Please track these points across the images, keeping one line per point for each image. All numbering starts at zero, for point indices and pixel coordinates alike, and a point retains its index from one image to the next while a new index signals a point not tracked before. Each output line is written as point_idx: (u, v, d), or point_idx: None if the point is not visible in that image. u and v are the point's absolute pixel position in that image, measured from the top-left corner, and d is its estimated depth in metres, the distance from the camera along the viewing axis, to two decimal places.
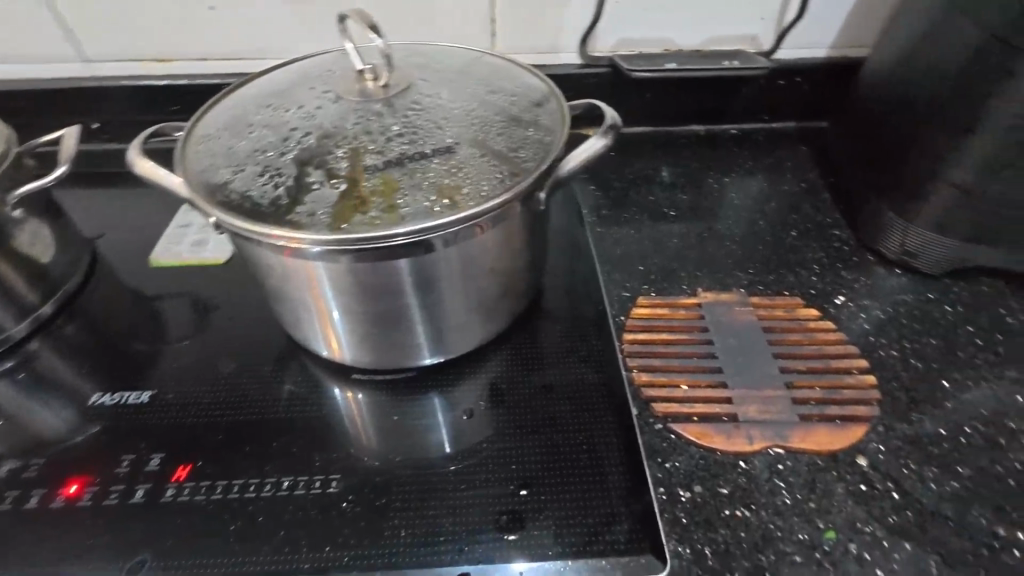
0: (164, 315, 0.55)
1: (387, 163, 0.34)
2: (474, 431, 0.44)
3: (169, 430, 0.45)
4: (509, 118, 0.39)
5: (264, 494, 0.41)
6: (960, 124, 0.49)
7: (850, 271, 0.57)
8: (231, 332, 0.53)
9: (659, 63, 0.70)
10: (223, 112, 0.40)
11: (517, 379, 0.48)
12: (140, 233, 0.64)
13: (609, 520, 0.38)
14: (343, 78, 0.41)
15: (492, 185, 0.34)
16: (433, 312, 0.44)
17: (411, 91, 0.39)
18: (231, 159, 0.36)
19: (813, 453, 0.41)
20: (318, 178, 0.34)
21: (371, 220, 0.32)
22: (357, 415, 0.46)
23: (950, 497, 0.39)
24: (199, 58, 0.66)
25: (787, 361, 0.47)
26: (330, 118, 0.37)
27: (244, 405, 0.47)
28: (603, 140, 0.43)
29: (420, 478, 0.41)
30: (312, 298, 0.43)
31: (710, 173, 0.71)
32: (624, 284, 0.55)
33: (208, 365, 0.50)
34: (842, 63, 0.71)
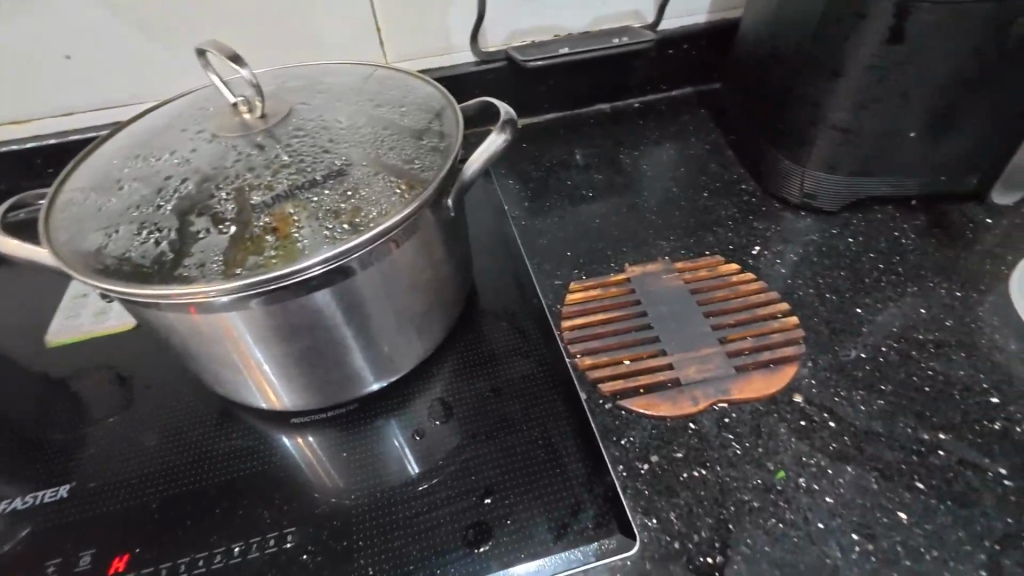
0: (73, 397, 0.50)
1: (277, 198, 0.32)
2: (428, 450, 0.43)
3: (97, 522, 0.41)
4: (401, 130, 0.38)
5: (214, 567, 0.38)
6: (829, 68, 0.53)
7: (761, 221, 0.60)
8: (154, 401, 0.49)
9: (553, 49, 0.70)
10: (89, 172, 0.37)
11: (464, 388, 0.47)
12: (30, 313, 0.58)
13: (574, 509, 0.39)
14: (216, 114, 0.38)
15: (393, 200, 0.33)
16: (365, 340, 0.43)
17: (293, 118, 0.37)
18: (103, 222, 0.33)
19: (754, 400, 0.43)
20: (203, 226, 0.32)
21: (268, 261, 0.30)
22: (310, 458, 0.44)
23: (878, 414, 0.42)
24: (63, 113, 0.61)
25: (718, 318, 0.49)
26: (208, 159, 0.35)
27: (177, 477, 0.43)
28: (502, 136, 0.42)
29: (380, 511, 0.40)
30: (232, 352, 0.40)
31: (620, 149, 0.73)
32: (555, 273, 0.55)
33: (131, 442, 0.46)
34: (721, 26, 0.75)
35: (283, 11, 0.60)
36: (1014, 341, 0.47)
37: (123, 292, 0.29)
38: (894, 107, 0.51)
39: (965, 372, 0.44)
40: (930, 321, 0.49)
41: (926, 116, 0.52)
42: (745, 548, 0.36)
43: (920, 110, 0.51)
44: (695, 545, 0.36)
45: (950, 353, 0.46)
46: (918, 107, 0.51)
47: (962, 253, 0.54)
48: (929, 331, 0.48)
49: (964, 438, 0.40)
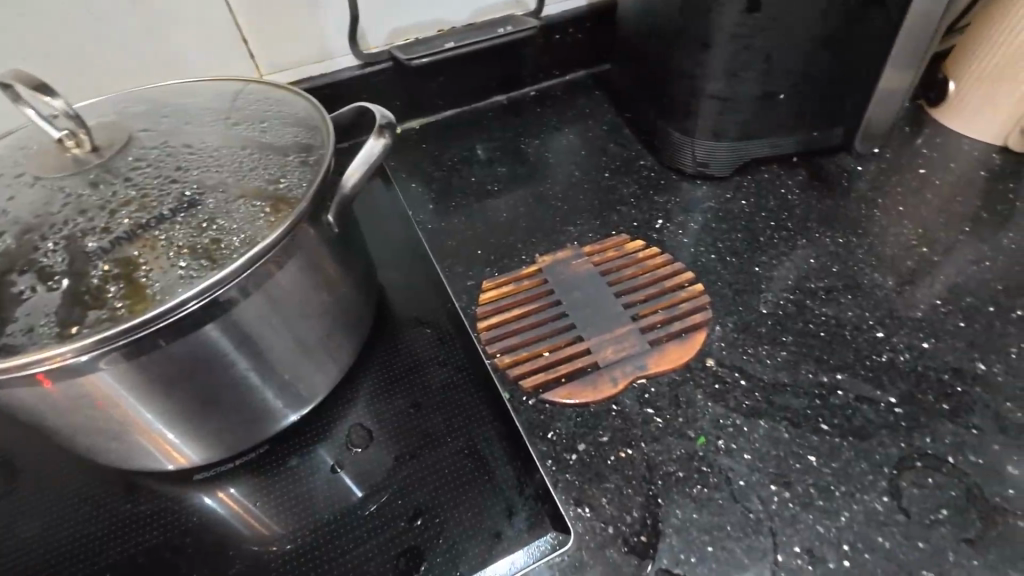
0: None
1: (118, 241, 0.29)
2: (351, 481, 0.41)
3: None
4: (264, 148, 0.36)
5: None
6: (699, 41, 0.54)
7: (661, 194, 0.62)
8: (32, 484, 0.43)
9: (437, 45, 0.68)
10: None
11: (382, 407, 0.45)
12: None
13: (508, 514, 0.38)
14: (40, 153, 0.34)
15: (257, 226, 0.31)
16: (263, 378, 0.39)
17: (132, 147, 0.33)
18: None
19: (670, 371, 0.44)
20: (30, 284, 0.28)
21: (114, 313, 0.27)
22: (233, 508, 0.41)
23: (782, 365, 0.44)
24: None
25: (629, 296, 0.49)
26: (29, 207, 0.30)
27: (68, 564, 0.39)
28: (381, 141, 0.40)
29: (304, 558, 0.37)
30: (111, 416, 0.36)
31: (521, 138, 0.72)
32: (467, 273, 0.54)
33: (8, 535, 0.40)
34: (603, 7, 0.76)
35: (127, 28, 0.54)
36: (892, 277, 0.50)
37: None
38: (762, 71, 0.54)
39: (854, 313, 0.48)
40: (820, 269, 0.52)
41: (791, 78, 0.55)
42: (675, 519, 0.36)
43: (784, 73, 0.54)
44: (629, 526, 0.36)
45: (840, 297, 0.49)
46: (782, 70, 0.54)
47: (840, 201, 0.58)
48: (820, 279, 0.51)
49: (858, 375, 0.43)
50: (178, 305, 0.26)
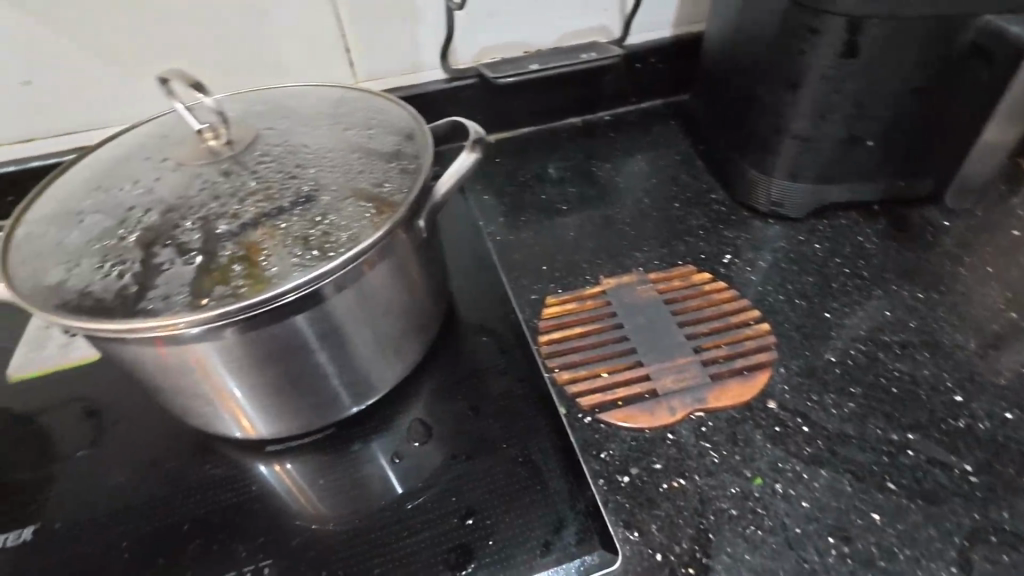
0: (39, 433, 0.48)
1: (244, 226, 0.32)
2: (408, 472, 0.43)
3: (68, 566, 0.40)
4: (369, 153, 0.39)
5: None
6: (787, 81, 0.54)
7: (731, 229, 0.61)
8: (124, 435, 0.47)
9: (523, 65, 0.71)
10: (49, 205, 0.36)
11: (443, 407, 0.47)
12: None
13: (557, 526, 0.38)
14: (181, 142, 0.38)
15: (362, 225, 0.33)
16: (340, 365, 0.42)
17: (259, 143, 0.37)
18: (61, 257, 0.32)
19: (730, 407, 0.44)
20: (169, 256, 0.31)
21: (235, 290, 0.30)
22: (292, 482, 0.43)
23: (849, 417, 0.43)
24: (22, 140, 0.60)
25: (693, 327, 0.49)
26: (171, 189, 0.34)
27: (151, 513, 0.42)
28: (472, 155, 0.43)
29: (359, 539, 0.39)
30: (205, 383, 0.39)
31: (593, 161, 0.74)
32: (532, 287, 0.56)
33: (101, 480, 0.44)
34: (687, 39, 0.77)
35: (248, 33, 0.60)
36: (974, 340, 0.48)
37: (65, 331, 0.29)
38: (850, 116, 0.53)
39: (930, 372, 0.46)
40: (896, 323, 0.50)
41: (881, 125, 0.54)
42: (725, 557, 0.36)
43: (874, 119, 0.53)
44: (677, 556, 0.36)
45: (915, 353, 0.47)
46: (872, 116, 0.53)
47: (922, 255, 0.56)
48: (895, 333, 0.49)
49: (930, 436, 0.42)
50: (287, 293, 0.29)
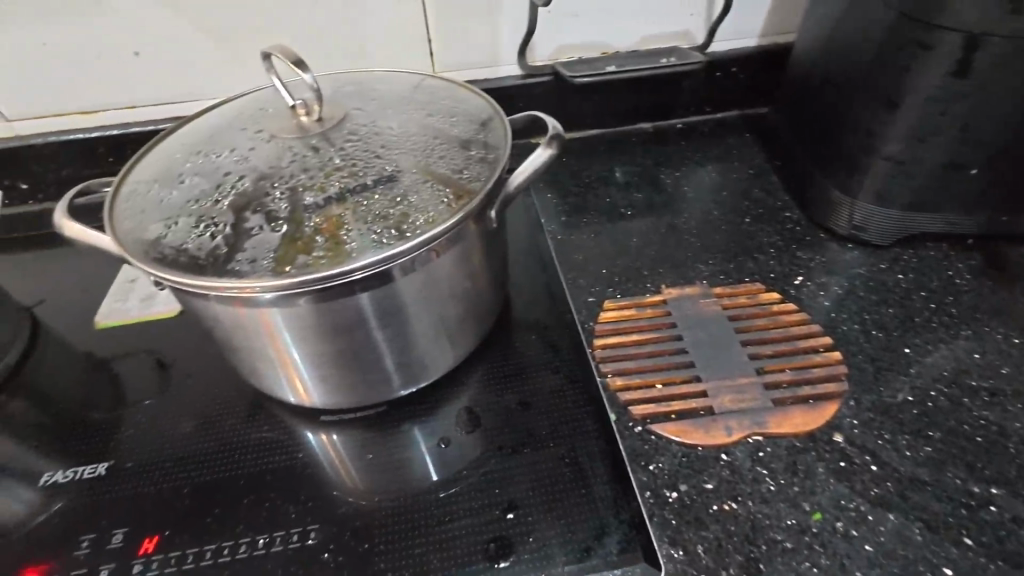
0: (116, 377, 0.51)
1: (328, 200, 0.33)
2: (453, 459, 0.43)
3: (130, 503, 0.41)
4: (450, 140, 0.39)
5: (239, 556, 0.37)
6: (886, 98, 0.51)
7: (805, 250, 0.58)
8: (191, 387, 0.50)
9: (600, 66, 0.70)
10: (153, 165, 0.39)
11: (492, 399, 0.47)
12: (84, 291, 0.60)
13: (600, 533, 0.38)
14: (275, 116, 0.40)
15: (439, 209, 0.34)
16: (399, 345, 0.43)
17: (347, 123, 0.39)
18: (162, 214, 0.35)
19: (791, 435, 0.42)
20: (258, 222, 0.33)
21: (315, 260, 0.31)
22: (335, 452, 0.44)
23: (924, 462, 0.40)
24: (126, 105, 0.65)
25: (757, 347, 0.47)
26: (264, 159, 0.36)
27: (211, 464, 0.43)
28: (548, 150, 0.43)
29: (402, 517, 0.39)
30: (271, 348, 0.41)
31: (661, 169, 0.72)
32: (589, 289, 0.55)
33: (168, 427, 0.47)
34: (773, 50, 0.74)
35: (339, 18, 0.62)
36: None
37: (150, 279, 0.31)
38: (954, 140, 0.50)
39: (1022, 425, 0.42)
40: (985, 367, 0.46)
41: (988, 152, 0.50)
42: None
43: (981, 145, 0.49)
44: None
45: (1006, 403, 0.43)
46: (979, 142, 0.49)
47: (1021, 298, 0.52)
48: (983, 378, 0.45)
49: (1018, 494, 0.38)
50: (359, 270, 0.29)
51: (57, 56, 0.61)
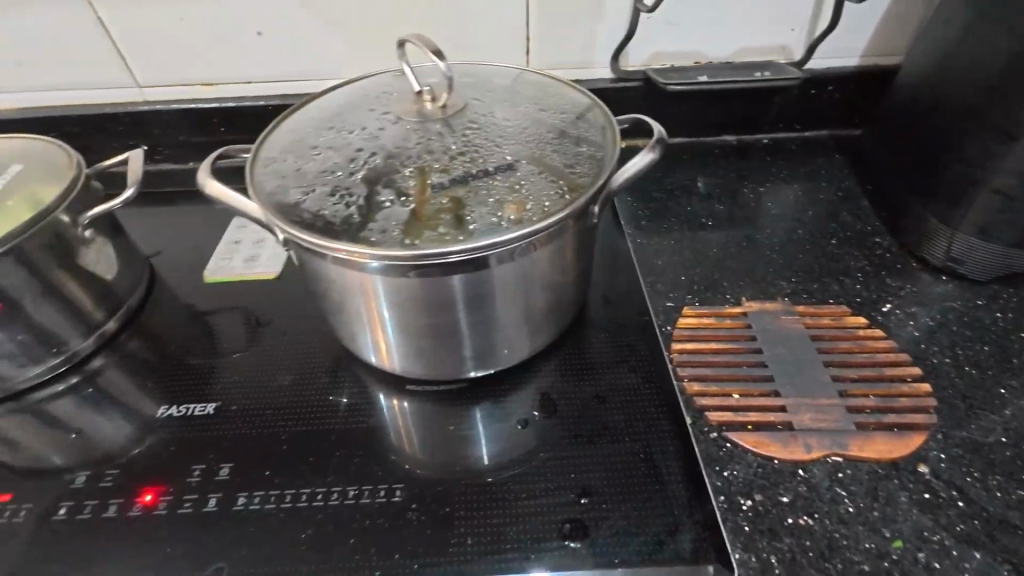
0: (221, 327, 0.56)
1: (452, 181, 0.36)
2: (530, 440, 0.45)
3: (235, 441, 0.44)
4: (564, 137, 0.41)
5: (331, 502, 0.40)
6: (1002, 129, 0.49)
7: (895, 278, 0.57)
8: (287, 345, 0.53)
9: (692, 75, 0.70)
10: (289, 135, 0.42)
11: (569, 389, 0.48)
12: (194, 248, 0.65)
13: (673, 529, 0.39)
14: (400, 100, 0.42)
15: (554, 199, 0.36)
16: (489, 326, 0.45)
17: (467, 111, 0.41)
18: (300, 181, 0.38)
19: (872, 461, 0.41)
20: (389, 197, 0.36)
21: (440, 236, 0.33)
22: (398, 418, 0.47)
23: (1016, 505, 0.39)
24: (242, 80, 0.70)
25: (840, 370, 0.47)
26: (393, 139, 0.38)
27: (306, 416, 0.47)
28: (652, 153, 0.44)
29: (480, 488, 0.41)
30: (364, 306, 0.44)
31: (745, 182, 0.72)
32: (668, 294, 0.55)
33: (267, 378, 0.50)
34: (874, 71, 0.72)
35: (446, 11, 0.65)
36: None
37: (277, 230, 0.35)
38: None
39: None
40: None
41: None
42: None
43: None
44: None
45: None
46: None
47: None
48: None
49: None
50: (460, 252, 0.31)
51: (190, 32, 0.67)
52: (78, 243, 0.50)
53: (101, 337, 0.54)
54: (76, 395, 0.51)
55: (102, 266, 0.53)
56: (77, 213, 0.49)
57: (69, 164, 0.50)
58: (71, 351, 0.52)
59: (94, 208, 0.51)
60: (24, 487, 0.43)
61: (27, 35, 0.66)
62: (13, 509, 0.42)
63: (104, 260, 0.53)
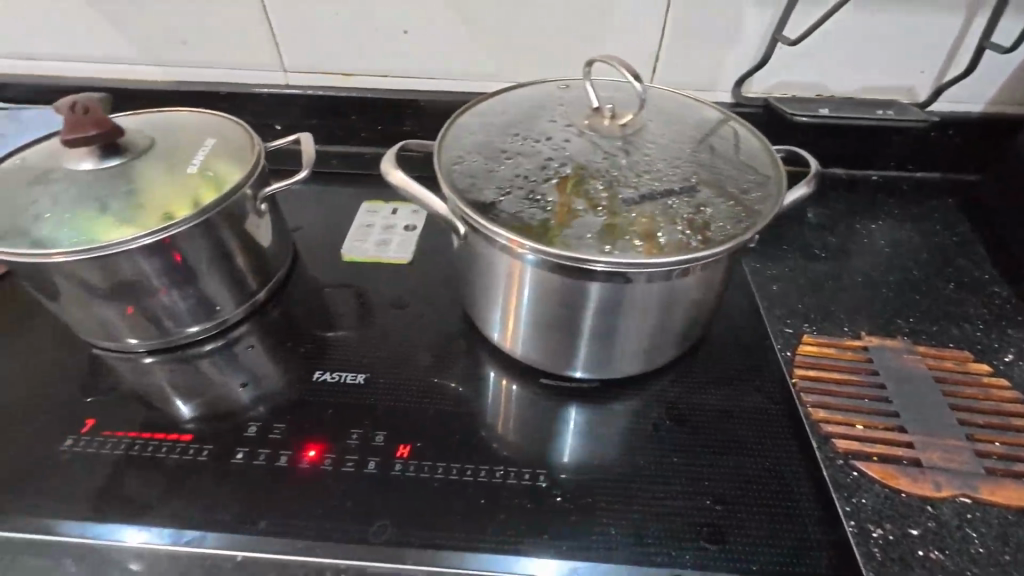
0: (358, 304, 0.60)
1: (641, 198, 0.39)
2: (660, 443, 0.47)
3: (386, 411, 0.48)
4: (720, 156, 0.43)
5: (480, 479, 0.44)
6: None
7: (1016, 329, 0.57)
8: (422, 328, 0.57)
9: (814, 108, 0.71)
10: (472, 136, 0.46)
11: (695, 400, 0.51)
12: (328, 227, 0.70)
13: (808, 546, 0.41)
14: (578, 113, 0.46)
15: (734, 223, 0.38)
16: (632, 333, 0.48)
17: (643, 132, 0.44)
18: (493, 182, 0.41)
19: (1002, 506, 0.42)
20: (582, 206, 0.39)
21: (634, 248, 0.36)
22: (504, 399, 0.51)
23: None
24: (379, 74, 0.74)
25: (966, 414, 0.48)
26: (580, 152, 0.42)
27: (449, 398, 0.50)
28: (806, 186, 0.46)
29: (618, 483, 0.44)
30: (510, 293, 0.48)
31: (856, 218, 0.72)
32: (785, 320, 0.57)
33: (408, 357, 0.54)
34: (999, 119, 0.72)
35: (585, 26, 0.68)
36: None
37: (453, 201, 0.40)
38: None
39: None
40: None
41: None
42: None
43: None
44: None
45: None
46: None
47: None
48: None
49: None
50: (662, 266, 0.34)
51: (342, 25, 0.70)
52: (252, 214, 0.54)
53: (252, 306, 0.59)
54: (232, 354, 0.56)
55: (263, 237, 0.57)
56: (259, 188, 0.54)
57: (251, 141, 0.56)
58: (226, 315, 0.57)
59: (269, 185, 0.56)
60: (202, 430, 0.48)
61: (192, 15, 0.71)
62: (196, 447, 0.46)
63: (264, 232, 0.58)
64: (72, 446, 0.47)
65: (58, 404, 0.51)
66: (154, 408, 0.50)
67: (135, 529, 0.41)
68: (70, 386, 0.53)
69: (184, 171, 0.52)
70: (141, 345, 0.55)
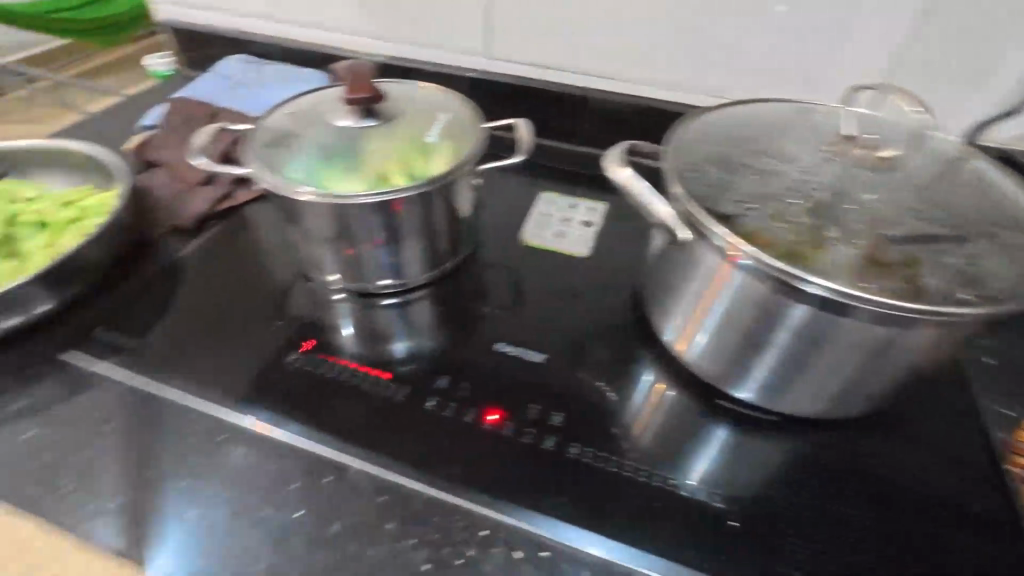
0: (534, 288, 0.63)
1: (902, 241, 0.39)
2: (842, 495, 0.46)
3: (564, 396, 0.51)
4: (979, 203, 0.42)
5: (653, 484, 0.45)
6: None
7: None
8: (595, 323, 0.59)
9: None
10: (714, 143, 0.46)
11: (883, 460, 0.48)
12: (511, 207, 0.73)
13: None
14: (828, 142, 0.46)
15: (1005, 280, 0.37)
16: (837, 379, 0.45)
17: (897, 173, 0.44)
18: (742, 197, 0.42)
19: None
20: (838, 237, 0.39)
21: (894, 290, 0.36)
22: (651, 400, 0.51)
23: None
24: (579, 70, 0.76)
25: None
26: (833, 185, 0.43)
27: (620, 396, 0.51)
28: None
29: (798, 523, 0.43)
30: (702, 295, 0.46)
31: None
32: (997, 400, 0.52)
33: (582, 349, 0.56)
34: None
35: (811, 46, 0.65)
36: None
37: (683, 202, 0.41)
38: None
39: None
40: None
41: None
42: None
43: None
44: None
45: None
46: None
47: None
48: None
49: None
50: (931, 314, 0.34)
51: (556, 20, 0.73)
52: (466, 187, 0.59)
53: (439, 274, 0.64)
54: (417, 312, 0.61)
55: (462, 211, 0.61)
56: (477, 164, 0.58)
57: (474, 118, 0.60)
58: (418, 277, 0.62)
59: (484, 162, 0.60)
60: (396, 371, 0.53)
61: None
62: (394, 387, 0.51)
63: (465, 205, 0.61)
64: (292, 360, 0.54)
65: (278, 321, 0.58)
66: (355, 343, 0.56)
67: (343, 445, 0.46)
68: (286, 308, 0.60)
69: (422, 139, 0.57)
70: (346, 284, 0.61)
